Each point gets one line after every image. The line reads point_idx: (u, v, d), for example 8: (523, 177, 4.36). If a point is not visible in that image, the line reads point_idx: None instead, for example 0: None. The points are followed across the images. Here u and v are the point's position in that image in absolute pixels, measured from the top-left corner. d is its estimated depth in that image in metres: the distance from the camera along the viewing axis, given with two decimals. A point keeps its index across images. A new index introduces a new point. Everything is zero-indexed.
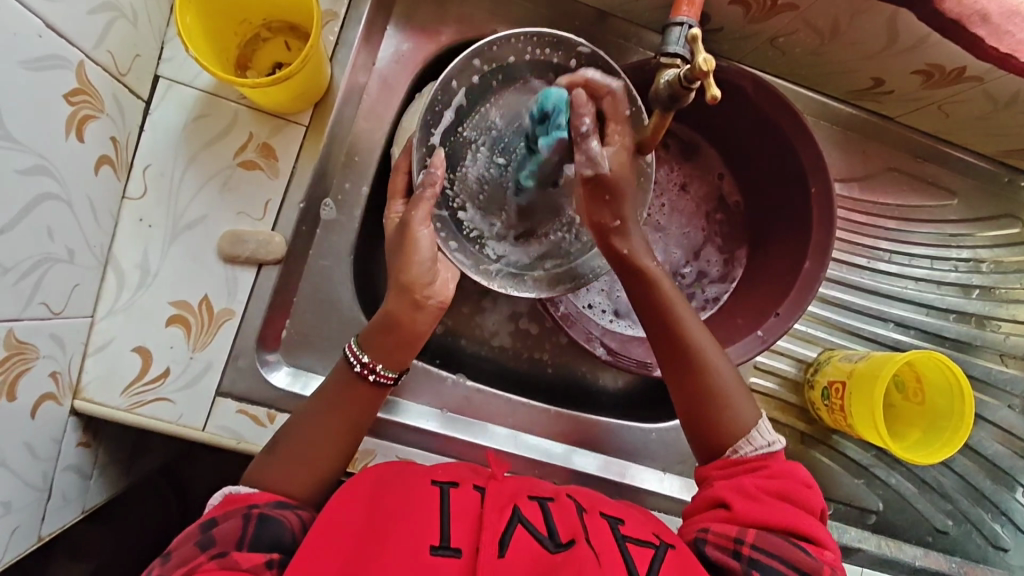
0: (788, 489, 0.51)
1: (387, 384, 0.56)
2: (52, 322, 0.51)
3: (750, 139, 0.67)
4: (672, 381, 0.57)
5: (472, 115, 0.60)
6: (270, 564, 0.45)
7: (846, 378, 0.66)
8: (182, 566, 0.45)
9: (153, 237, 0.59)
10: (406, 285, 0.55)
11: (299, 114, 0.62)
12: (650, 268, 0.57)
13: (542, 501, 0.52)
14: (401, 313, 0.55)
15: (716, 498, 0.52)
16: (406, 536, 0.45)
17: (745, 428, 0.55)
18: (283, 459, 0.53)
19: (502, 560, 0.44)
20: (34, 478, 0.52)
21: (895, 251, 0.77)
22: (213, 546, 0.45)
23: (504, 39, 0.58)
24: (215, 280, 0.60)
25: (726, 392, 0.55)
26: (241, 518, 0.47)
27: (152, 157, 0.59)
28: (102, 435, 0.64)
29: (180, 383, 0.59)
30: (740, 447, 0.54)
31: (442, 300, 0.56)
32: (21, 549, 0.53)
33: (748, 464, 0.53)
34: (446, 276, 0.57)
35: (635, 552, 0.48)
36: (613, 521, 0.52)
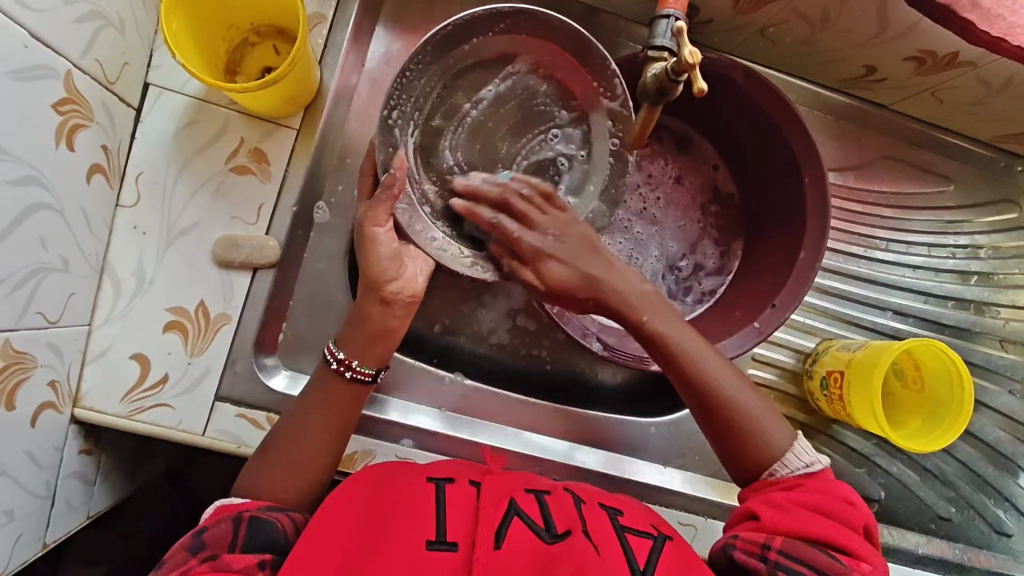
0: (827, 503, 0.51)
1: (367, 380, 0.57)
2: (49, 331, 0.52)
3: (740, 129, 0.67)
4: (698, 417, 0.58)
5: (439, 100, 0.60)
6: (263, 565, 0.46)
7: (844, 368, 0.66)
8: (175, 571, 0.45)
9: (147, 244, 0.59)
10: (371, 283, 0.56)
11: (290, 117, 0.62)
12: (649, 320, 0.57)
13: (539, 494, 0.52)
14: (368, 310, 0.57)
15: (749, 513, 0.54)
16: (403, 531, 0.46)
17: (781, 448, 0.55)
18: (271, 462, 0.54)
19: (499, 552, 0.44)
20: (36, 487, 0.53)
21: (892, 239, 0.76)
22: (206, 550, 0.46)
23: (440, 33, 0.56)
24: (211, 285, 0.61)
25: (752, 419, 0.56)
26: (232, 520, 0.48)
27: (145, 164, 0.59)
28: (104, 442, 0.64)
29: (179, 388, 0.60)
30: (779, 469, 0.55)
31: (412, 293, 0.58)
32: (25, 556, 0.53)
33: (787, 481, 0.54)
34: (415, 272, 0.58)
35: (634, 544, 0.49)
36: (612, 513, 0.53)
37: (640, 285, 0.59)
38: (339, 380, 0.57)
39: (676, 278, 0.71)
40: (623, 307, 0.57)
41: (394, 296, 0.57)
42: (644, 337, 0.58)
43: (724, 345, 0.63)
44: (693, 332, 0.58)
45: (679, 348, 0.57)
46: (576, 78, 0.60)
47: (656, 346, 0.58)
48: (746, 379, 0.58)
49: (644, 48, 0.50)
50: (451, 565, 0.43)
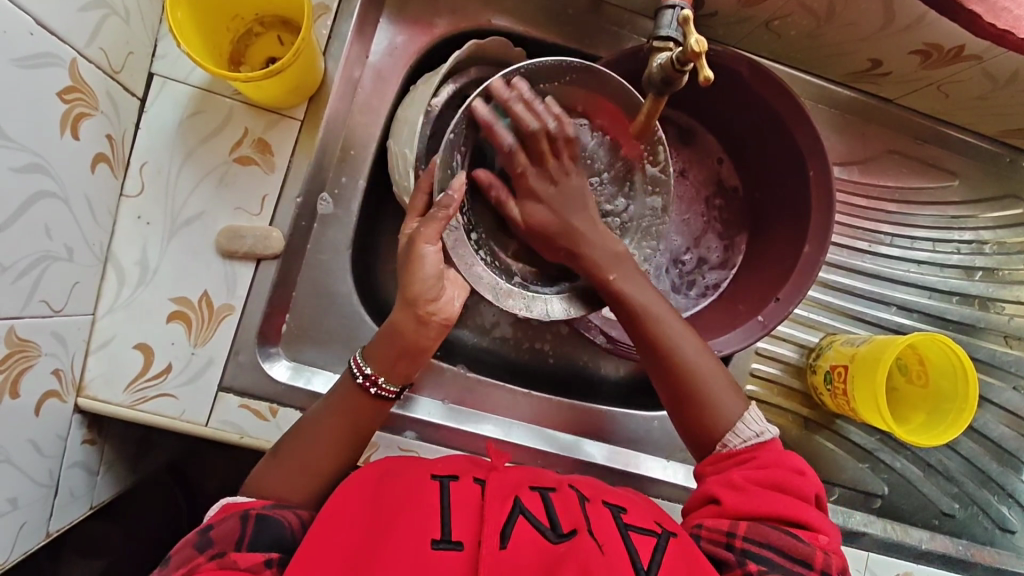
0: (779, 476, 0.52)
1: (390, 396, 0.57)
2: (53, 320, 0.52)
3: (746, 123, 0.67)
4: (657, 380, 0.59)
5: (490, 146, 0.60)
6: (269, 563, 0.47)
7: (848, 362, 0.66)
8: (181, 569, 0.46)
9: (152, 234, 0.59)
10: (411, 300, 0.55)
11: (294, 108, 0.62)
12: (614, 278, 0.58)
13: (544, 492, 0.52)
14: (405, 327, 0.55)
15: (708, 497, 0.54)
16: (408, 530, 0.46)
17: (732, 420, 0.56)
18: (285, 466, 0.54)
19: (504, 551, 0.45)
20: (40, 475, 0.53)
21: (896, 234, 0.76)
22: (212, 547, 0.47)
23: (497, 82, 0.54)
24: (215, 275, 0.61)
25: (710, 392, 0.57)
26: (239, 518, 0.49)
27: (149, 154, 0.59)
28: (108, 432, 0.64)
29: (182, 378, 0.60)
30: (731, 439, 0.56)
31: (446, 316, 0.56)
32: (29, 543, 0.54)
33: (739, 454, 0.55)
34: (452, 295, 0.57)
35: (637, 541, 0.49)
36: (615, 509, 0.53)
37: (614, 246, 0.59)
38: (364, 394, 0.57)
39: (679, 272, 0.71)
40: (591, 262, 0.59)
41: (435, 316, 0.56)
42: (608, 293, 0.59)
43: (726, 338, 0.63)
44: (654, 299, 0.59)
45: (644, 308, 0.58)
46: (624, 137, 0.61)
47: (617, 307, 0.59)
48: (708, 351, 0.59)
49: (650, 38, 0.50)
50: (457, 565, 0.44)
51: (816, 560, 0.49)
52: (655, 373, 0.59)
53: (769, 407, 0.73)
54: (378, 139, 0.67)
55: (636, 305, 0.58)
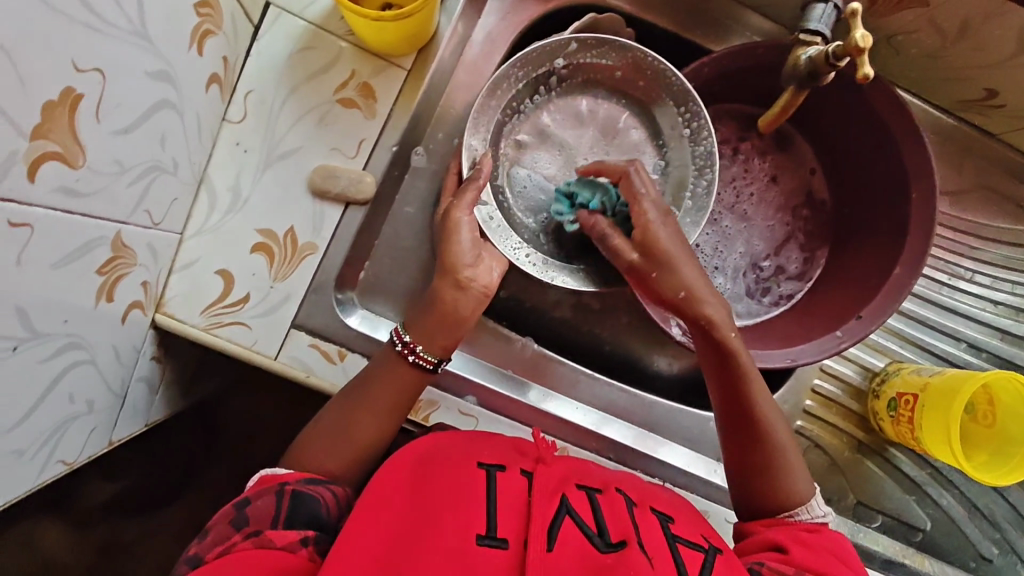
0: (846, 555, 0.50)
1: (429, 367, 0.58)
2: (151, 232, 0.52)
3: (849, 134, 0.66)
4: (734, 448, 0.56)
5: (522, 114, 0.66)
6: (304, 542, 0.48)
7: (919, 392, 0.64)
8: (217, 547, 0.47)
9: (248, 162, 0.59)
10: (449, 267, 0.56)
11: (402, 57, 0.62)
12: (683, 295, 0.55)
13: (593, 492, 0.52)
14: (447, 296, 0.56)
15: (772, 542, 0.50)
16: (452, 523, 0.45)
17: (808, 497, 0.54)
18: (328, 432, 0.56)
19: (551, 553, 0.44)
20: (114, 383, 0.54)
21: (977, 271, 0.75)
22: (249, 525, 0.48)
23: (538, 50, 0.61)
24: (303, 212, 0.60)
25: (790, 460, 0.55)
26: (275, 495, 0.50)
27: (255, 82, 0.59)
28: (173, 353, 0.65)
29: (258, 310, 0.60)
30: (797, 512, 0.53)
31: (485, 285, 0.57)
32: (95, 449, 0.55)
33: (807, 526, 0.52)
34: (490, 267, 0.58)
35: (685, 555, 0.48)
36: (664, 519, 0.52)
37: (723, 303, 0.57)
38: (402, 362, 0.58)
39: (755, 277, 0.70)
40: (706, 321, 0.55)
41: (474, 285, 0.57)
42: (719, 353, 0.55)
43: (802, 349, 0.62)
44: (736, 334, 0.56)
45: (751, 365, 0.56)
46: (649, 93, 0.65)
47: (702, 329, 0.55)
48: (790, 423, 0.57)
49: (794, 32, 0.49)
50: (503, 561, 0.43)
51: None
52: (723, 417, 0.57)
53: (824, 424, 0.72)
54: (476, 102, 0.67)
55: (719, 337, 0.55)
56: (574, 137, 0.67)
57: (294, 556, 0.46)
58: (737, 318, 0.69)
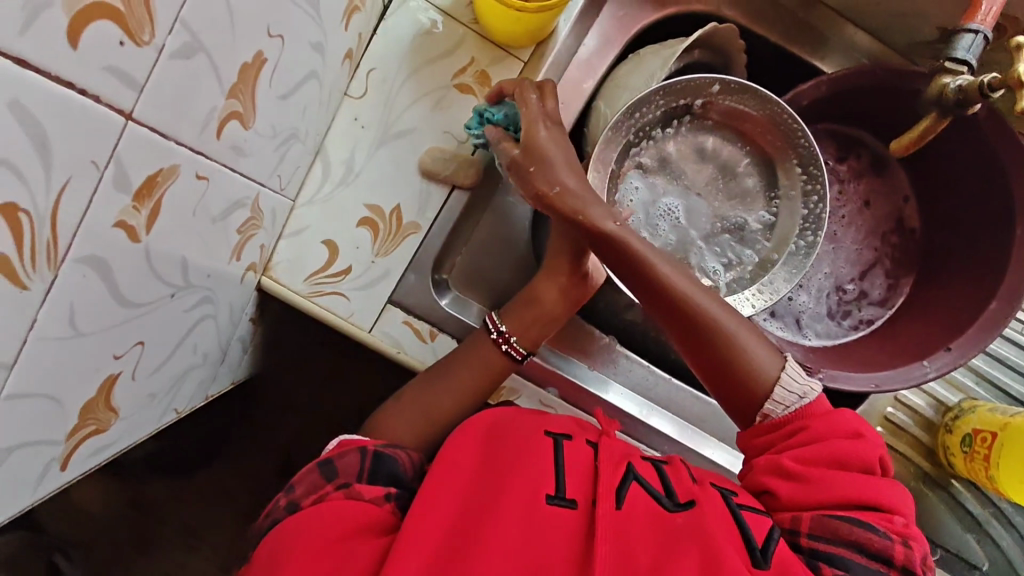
0: (833, 451, 0.49)
1: (518, 359, 0.62)
2: (277, 197, 0.53)
3: (953, 166, 0.66)
4: (694, 362, 0.55)
5: (650, 140, 0.66)
6: (389, 496, 0.51)
7: (998, 430, 0.64)
8: (310, 495, 0.50)
9: (363, 138, 0.61)
10: (555, 270, 0.63)
11: (521, 49, 0.63)
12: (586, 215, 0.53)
13: (658, 464, 0.54)
14: (547, 294, 0.63)
15: (761, 484, 0.52)
16: (523, 481, 0.48)
17: (771, 378, 0.53)
18: (409, 402, 0.60)
19: (620, 511, 0.46)
20: (222, 339, 0.55)
21: None
22: (337, 479, 0.51)
23: (688, 84, 0.61)
24: (411, 191, 0.62)
25: (743, 347, 0.53)
26: (359, 452, 0.53)
27: (379, 62, 0.61)
28: (265, 316, 0.67)
29: (358, 283, 0.61)
30: (771, 408, 0.53)
31: (584, 294, 0.64)
32: (197, 401, 0.57)
33: (785, 435, 0.52)
34: (593, 277, 0.64)
35: (752, 520, 0.48)
36: (727, 492, 0.52)
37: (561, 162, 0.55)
38: (493, 350, 0.61)
39: (839, 299, 0.71)
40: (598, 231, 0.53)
41: (573, 292, 0.63)
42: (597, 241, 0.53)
43: (888, 374, 0.62)
44: (634, 236, 0.53)
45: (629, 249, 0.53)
46: (773, 134, 0.66)
47: (634, 262, 0.53)
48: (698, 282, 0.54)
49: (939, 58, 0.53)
50: (571, 520, 0.46)
51: (895, 555, 0.45)
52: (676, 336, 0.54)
53: (893, 452, 0.72)
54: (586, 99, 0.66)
55: (629, 252, 0.53)
56: (689, 170, 0.68)
57: (380, 509, 0.49)
58: (815, 338, 0.70)
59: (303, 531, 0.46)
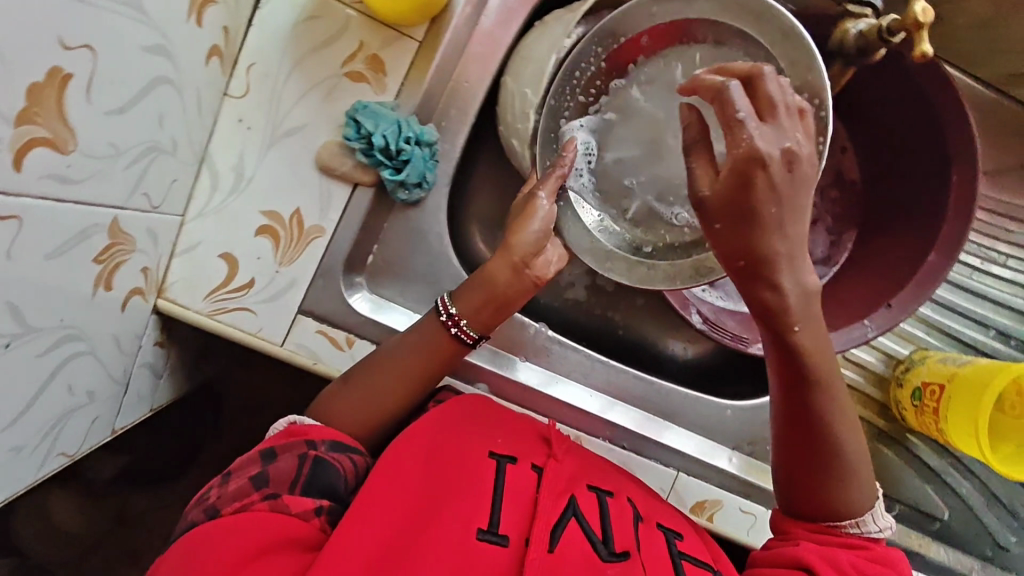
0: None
1: (469, 342, 0.57)
2: (150, 216, 0.49)
3: (888, 111, 0.62)
4: (781, 451, 0.48)
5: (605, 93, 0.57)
6: (319, 511, 0.47)
7: (945, 382, 0.62)
8: (234, 502, 0.46)
9: (251, 139, 0.56)
10: (509, 248, 0.55)
11: (414, 27, 0.58)
12: (802, 332, 0.43)
13: (602, 496, 0.53)
14: (501, 275, 0.55)
15: (798, 566, 0.45)
16: (457, 514, 0.47)
17: (861, 510, 0.47)
18: (359, 393, 0.55)
19: (552, 556, 0.45)
20: (116, 372, 0.52)
21: (1012, 256, 0.72)
22: (266, 487, 0.47)
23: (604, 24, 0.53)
24: (310, 192, 0.58)
25: (850, 473, 0.47)
26: (297, 457, 0.49)
27: (258, 54, 0.55)
28: (176, 336, 0.63)
29: (263, 296, 0.58)
30: (846, 525, 0.47)
31: (541, 276, 0.57)
32: (99, 438, 0.53)
33: (853, 544, 0.46)
34: (549, 259, 0.57)
35: (688, 573, 0.50)
36: (670, 536, 0.53)
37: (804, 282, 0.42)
38: (443, 334, 0.56)
39: None
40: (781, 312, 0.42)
41: (530, 271, 0.56)
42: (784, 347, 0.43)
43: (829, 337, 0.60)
44: (834, 352, 0.44)
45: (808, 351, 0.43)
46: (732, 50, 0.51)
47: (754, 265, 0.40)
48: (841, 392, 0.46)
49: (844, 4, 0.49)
50: (500, 560, 0.45)
51: None
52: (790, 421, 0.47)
53: None
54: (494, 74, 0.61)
55: (815, 365, 0.44)
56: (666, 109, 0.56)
57: (306, 527, 0.46)
58: None
59: (215, 543, 0.43)
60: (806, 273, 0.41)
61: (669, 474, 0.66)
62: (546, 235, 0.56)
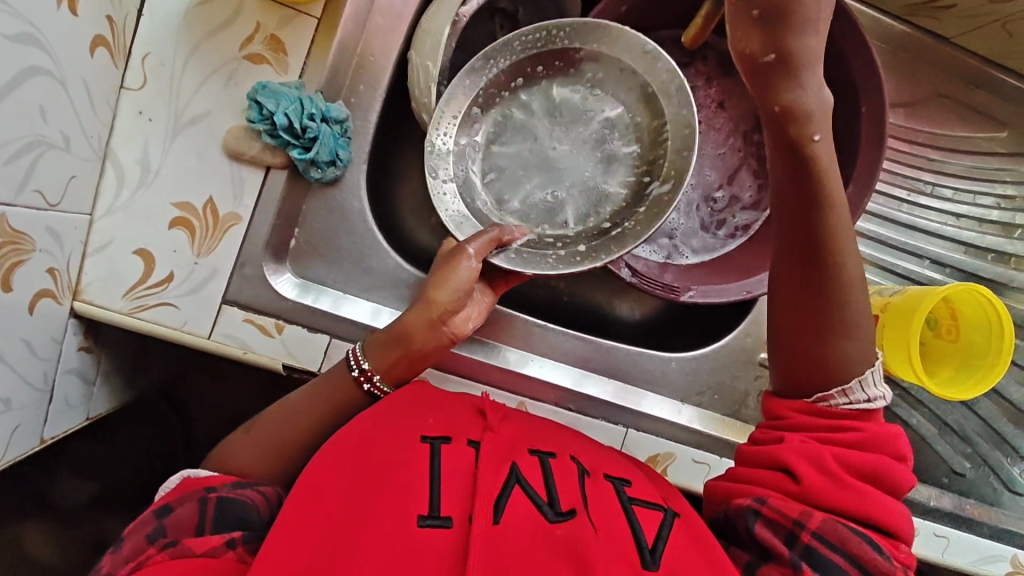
0: (872, 463, 0.46)
1: (379, 396, 0.56)
2: (48, 214, 0.48)
3: None
4: (784, 293, 0.49)
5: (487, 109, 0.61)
6: (230, 544, 0.45)
7: (878, 313, 0.63)
8: (131, 562, 0.44)
9: (155, 131, 0.55)
10: (429, 303, 0.55)
11: (310, 4, 0.58)
12: (819, 143, 0.45)
13: (543, 457, 0.50)
14: (417, 330, 0.55)
15: (779, 463, 0.47)
16: (392, 505, 0.43)
17: (857, 371, 0.48)
18: (259, 438, 0.55)
19: (497, 528, 0.42)
20: (33, 378, 0.51)
21: (938, 183, 0.73)
22: (164, 536, 0.45)
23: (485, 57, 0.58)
24: (221, 180, 0.57)
25: (853, 323, 0.48)
26: (196, 502, 0.47)
27: (152, 44, 0.55)
28: (104, 342, 0.62)
29: (184, 289, 0.57)
30: (833, 396, 0.48)
31: (456, 333, 0.58)
32: (24, 448, 0.52)
33: (838, 428, 0.48)
34: (467, 316, 0.58)
35: (642, 518, 0.48)
36: (618, 484, 0.52)
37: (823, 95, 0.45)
38: (354, 388, 0.55)
39: (710, 210, 0.68)
40: (802, 120, 0.44)
41: (448, 328, 0.57)
42: (800, 159, 0.45)
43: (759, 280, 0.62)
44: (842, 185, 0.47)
45: (820, 173, 0.45)
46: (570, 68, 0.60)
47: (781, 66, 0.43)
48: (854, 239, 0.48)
49: None
50: (445, 542, 0.41)
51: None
52: (793, 257, 0.48)
53: None
54: (400, 48, 0.61)
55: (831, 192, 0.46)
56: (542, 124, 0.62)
57: (217, 560, 0.44)
58: (692, 255, 0.67)
59: None
60: (820, 84, 0.44)
61: (619, 431, 0.65)
62: (467, 292, 0.56)
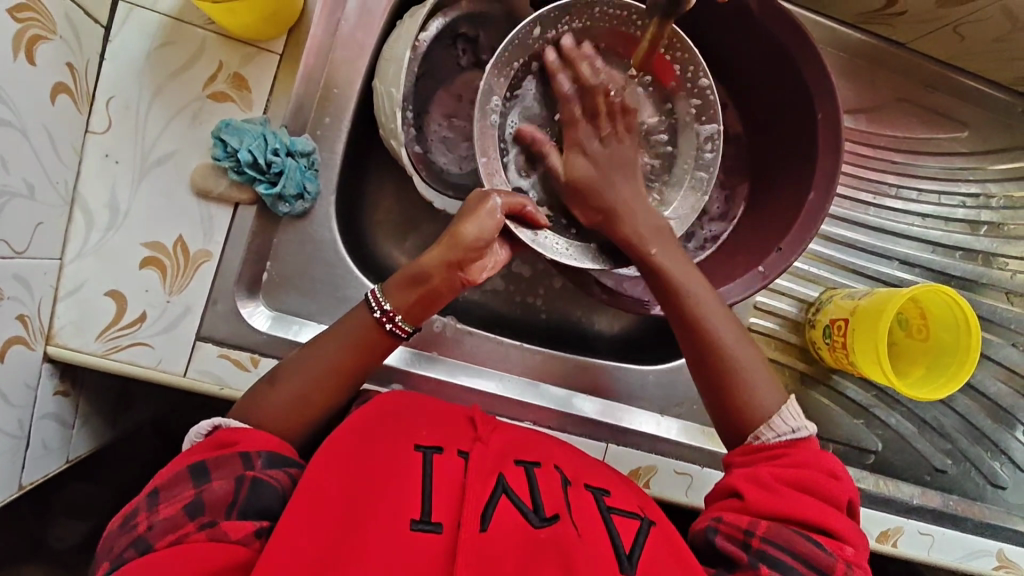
0: (810, 478, 0.49)
1: (402, 336, 0.56)
2: (15, 261, 0.48)
3: (745, 64, 0.64)
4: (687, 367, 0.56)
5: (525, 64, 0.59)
6: (259, 533, 0.44)
7: (848, 316, 0.64)
8: (167, 535, 0.43)
9: (121, 173, 0.56)
10: (453, 242, 0.54)
11: (272, 41, 0.58)
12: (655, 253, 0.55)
13: (528, 466, 0.49)
14: (434, 267, 0.54)
15: (729, 489, 0.51)
16: (382, 512, 0.43)
17: (766, 414, 0.53)
18: (284, 393, 0.53)
19: (484, 536, 0.42)
20: (9, 425, 0.51)
21: (902, 185, 0.74)
22: (203, 515, 0.44)
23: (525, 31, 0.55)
24: (190, 218, 0.57)
25: (746, 378, 0.54)
26: (233, 479, 0.45)
27: (116, 88, 0.55)
28: (82, 384, 0.62)
29: (157, 328, 0.57)
30: (763, 433, 0.52)
31: (472, 279, 0.56)
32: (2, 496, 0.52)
33: (772, 455, 0.51)
34: (485, 265, 0.57)
35: (620, 524, 0.48)
36: (598, 493, 0.51)
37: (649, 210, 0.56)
38: (376, 328, 0.55)
39: None
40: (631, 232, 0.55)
41: (462, 273, 0.56)
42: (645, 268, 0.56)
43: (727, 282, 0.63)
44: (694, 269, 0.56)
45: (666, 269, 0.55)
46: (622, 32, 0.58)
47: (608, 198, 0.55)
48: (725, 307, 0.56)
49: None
50: (436, 549, 0.42)
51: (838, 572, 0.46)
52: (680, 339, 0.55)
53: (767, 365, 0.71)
54: (364, 77, 0.62)
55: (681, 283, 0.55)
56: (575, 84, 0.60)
57: (246, 553, 0.43)
58: None
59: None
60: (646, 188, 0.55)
61: (600, 446, 0.65)
62: (489, 235, 0.54)
